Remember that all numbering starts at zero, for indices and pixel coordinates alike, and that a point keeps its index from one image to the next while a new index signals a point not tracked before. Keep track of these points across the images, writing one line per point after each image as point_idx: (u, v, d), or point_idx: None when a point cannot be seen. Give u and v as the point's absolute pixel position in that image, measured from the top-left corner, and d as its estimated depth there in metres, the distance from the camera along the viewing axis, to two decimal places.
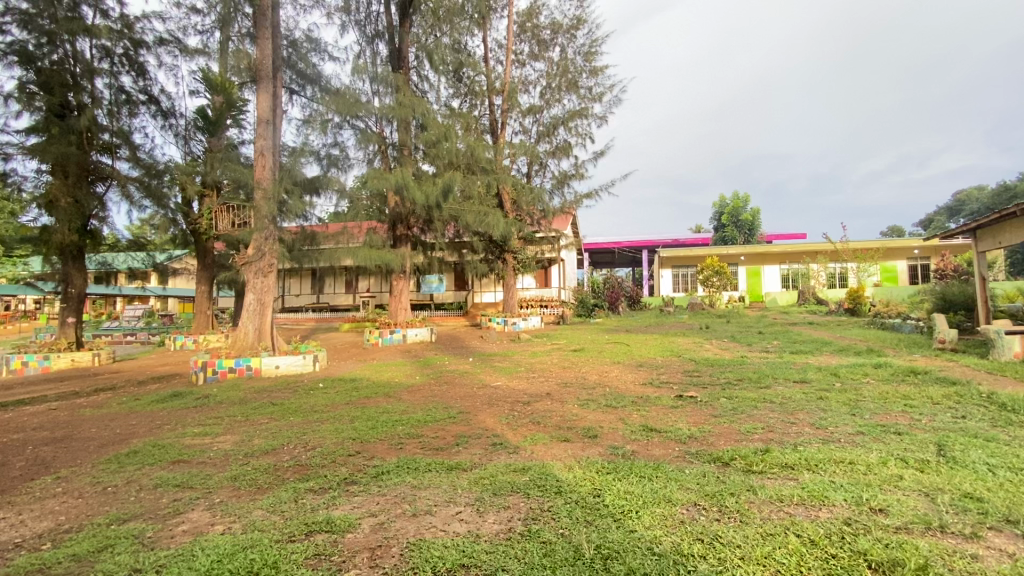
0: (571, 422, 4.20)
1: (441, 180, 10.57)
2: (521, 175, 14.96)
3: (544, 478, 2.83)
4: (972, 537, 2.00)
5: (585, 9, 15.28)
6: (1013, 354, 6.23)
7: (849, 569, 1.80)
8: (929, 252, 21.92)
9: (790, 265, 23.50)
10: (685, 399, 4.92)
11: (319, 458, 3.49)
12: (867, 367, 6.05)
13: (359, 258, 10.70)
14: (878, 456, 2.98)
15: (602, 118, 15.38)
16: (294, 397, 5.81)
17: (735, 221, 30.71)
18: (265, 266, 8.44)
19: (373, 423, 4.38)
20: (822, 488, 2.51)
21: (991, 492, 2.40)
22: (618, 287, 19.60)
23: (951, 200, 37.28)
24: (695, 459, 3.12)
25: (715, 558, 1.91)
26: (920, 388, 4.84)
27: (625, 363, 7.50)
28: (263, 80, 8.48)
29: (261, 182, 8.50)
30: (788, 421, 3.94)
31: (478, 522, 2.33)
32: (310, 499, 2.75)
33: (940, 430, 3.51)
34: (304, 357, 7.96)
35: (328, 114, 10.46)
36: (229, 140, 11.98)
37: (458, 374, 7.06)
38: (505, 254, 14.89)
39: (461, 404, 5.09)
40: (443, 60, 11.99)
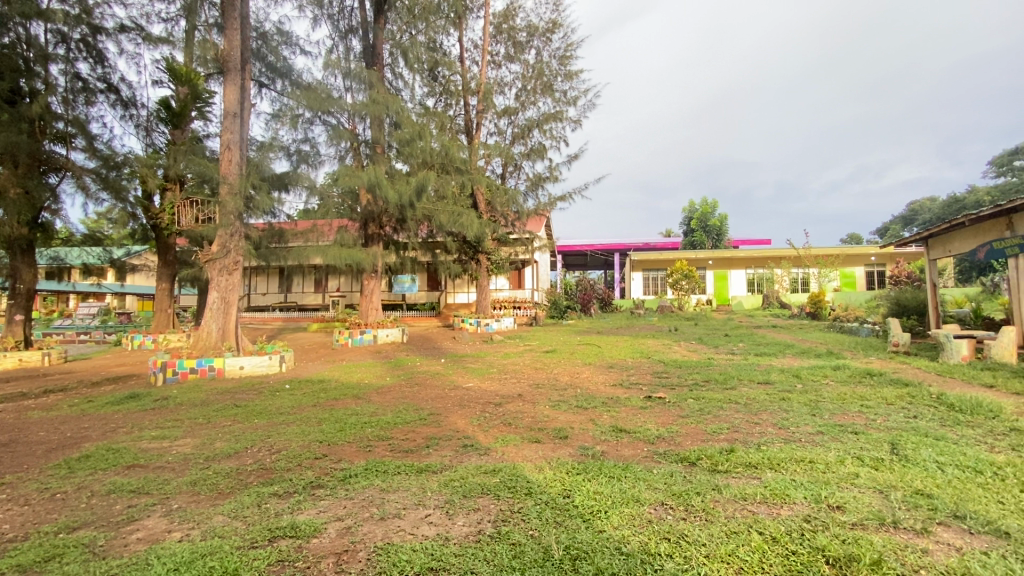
0: (543, 423, 4.22)
1: (414, 179, 10.46)
2: (496, 176, 14.99)
3: (514, 479, 2.83)
4: (923, 532, 2.08)
5: (561, 13, 15.44)
6: (960, 356, 6.56)
7: (807, 566, 1.85)
8: (885, 258, 22.92)
9: (756, 270, 24.20)
10: (654, 399, 5.02)
11: (284, 461, 3.39)
12: (826, 369, 6.32)
13: (329, 257, 10.49)
14: (835, 455, 3.09)
15: (577, 121, 15.53)
16: (259, 399, 5.67)
17: (704, 226, 31.48)
18: (230, 264, 8.18)
19: (341, 426, 4.29)
20: (784, 486, 2.58)
21: (940, 489, 2.52)
22: (591, 289, 19.80)
23: (906, 210, 39.11)
24: (662, 459, 3.17)
25: (681, 556, 1.94)
26: (875, 388, 5.07)
27: (597, 364, 7.61)
28: (230, 72, 8.21)
29: (227, 177, 8.24)
30: (752, 422, 4.05)
31: (447, 525, 2.31)
32: (273, 503, 2.67)
33: (893, 429, 3.66)
34: (270, 358, 7.76)
35: (298, 109, 10.24)
36: (194, 132, 11.59)
37: (430, 375, 7.00)
38: (478, 255, 14.83)
39: (432, 405, 5.06)
40: (418, 58, 11.88)
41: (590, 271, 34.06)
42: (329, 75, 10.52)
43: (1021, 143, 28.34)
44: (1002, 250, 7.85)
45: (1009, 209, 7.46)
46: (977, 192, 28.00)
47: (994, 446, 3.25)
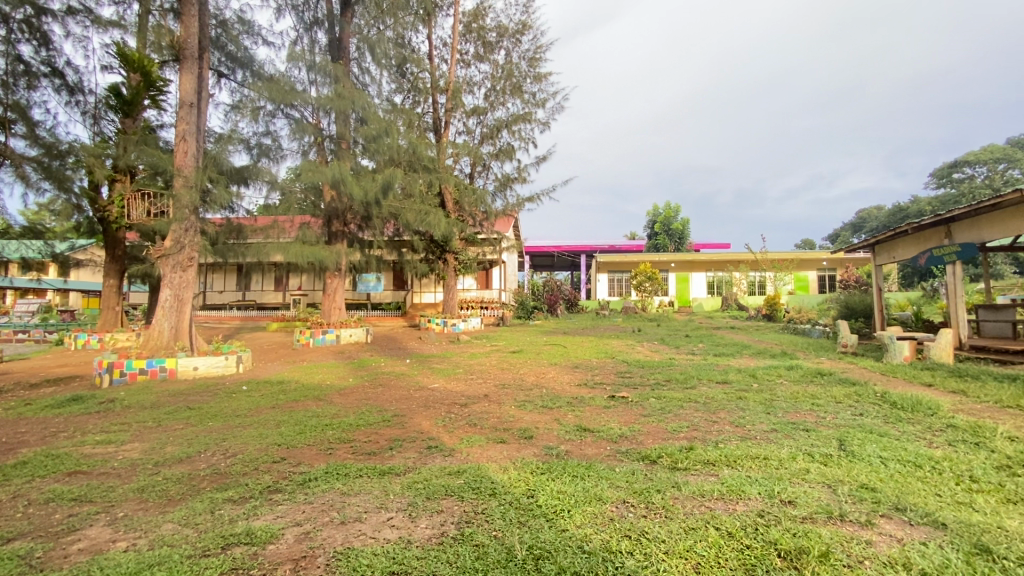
0: (508, 423, 4.22)
1: (381, 176, 10.31)
2: (464, 175, 14.94)
3: (478, 481, 2.81)
4: (867, 525, 2.19)
5: (530, 15, 15.55)
6: (903, 357, 6.93)
7: (761, 559, 1.92)
8: (836, 263, 24.04)
9: (716, 273, 24.97)
10: (617, 399, 5.09)
11: (240, 465, 3.28)
12: (780, 368, 6.58)
13: (290, 255, 10.15)
14: (788, 451, 3.22)
15: (545, 123, 15.65)
16: (214, 401, 5.43)
17: (667, 229, 32.26)
18: (184, 260, 7.83)
19: (301, 428, 4.17)
20: (740, 483, 2.67)
21: (883, 482, 2.66)
22: (557, 289, 19.97)
23: (856, 217, 41.14)
24: (625, 458, 3.22)
25: (641, 553, 1.97)
26: (826, 388, 5.30)
27: (562, 364, 7.68)
28: (187, 60, 7.87)
29: (182, 169, 7.88)
30: (711, 420, 4.16)
31: (410, 528, 2.28)
32: (228, 510, 2.57)
33: (841, 426, 3.84)
34: (227, 357, 7.48)
35: (260, 101, 9.95)
36: (146, 122, 11.07)
37: (395, 375, 6.89)
38: (446, 255, 14.71)
39: (396, 407, 4.98)
40: (386, 53, 11.70)
41: (557, 272, 34.41)
42: (293, 67, 10.25)
43: (959, 157, 30.25)
44: (941, 257, 8.33)
45: (948, 219, 7.94)
46: (919, 202, 29.79)
47: (932, 441, 3.45)
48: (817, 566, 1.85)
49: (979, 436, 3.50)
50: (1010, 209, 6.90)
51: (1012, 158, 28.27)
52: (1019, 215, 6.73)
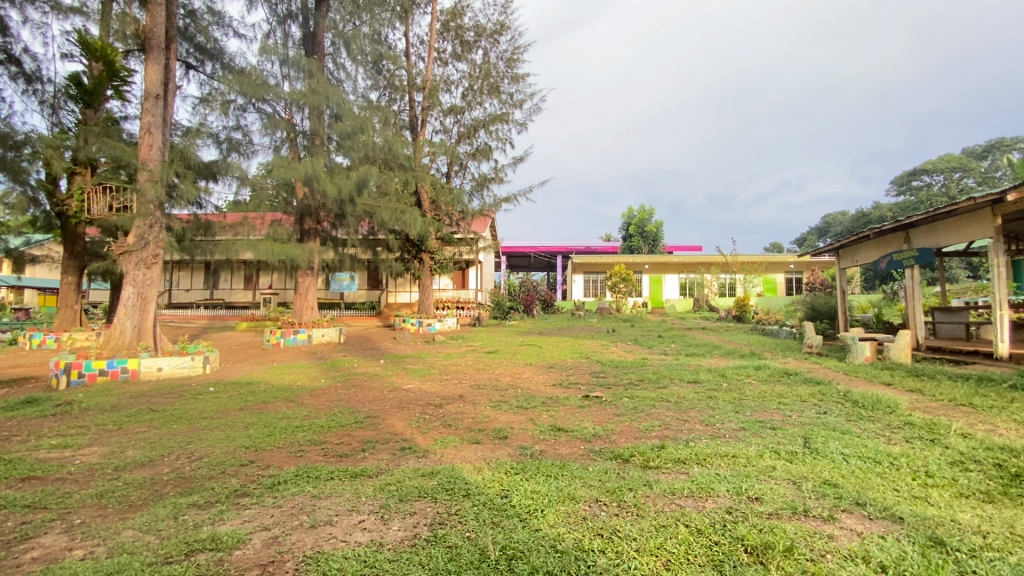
0: (482, 424, 4.20)
1: (355, 174, 10.16)
2: (441, 175, 14.87)
3: (452, 482, 2.80)
4: (829, 519, 2.27)
5: (508, 15, 15.56)
6: (864, 357, 7.20)
7: (728, 554, 1.97)
8: (802, 266, 24.79)
9: (688, 274, 25.45)
10: (591, 399, 5.14)
11: (206, 469, 3.18)
12: (749, 368, 6.75)
13: (259, 252, 9.91)
14: (756, 449, 3.30)
15: (522, 124, 15.69)
16: (179, 403, 5.26)
17: (642, 232, 32.71)
18: (148, 257, 7.58)
19: (270, 430, 4.07)
20: (709, 480, 2.73)
21: (845, 478, 2.75)
22: (533, 290, 20.04)
23: (822, 222, 42.47)
24: (598, 457, 3.26)
25: (613, 551, 2.00)
26: (792, 387, 5.43)
27: (537, 364, 7.72)
28: (153, 49, 7.60)
29: (147, 162, 7.62)
30: (682, 419, 4.23)
31: (381, 531, 2.25)
32: (192, 515, 2.49)
33: (807, 424, 3.96)
34: (193, 357, 7.27)
35: (230, 94, 9.71)
36: (109, 113, 10.64)
37: (368, 376, 6.80)
38: (422, 254, 14.61)
39: (370, 408, 4.92)
40: (362, 49, 11.55)
41: (533, 273, 34.52)
42: (265, 61, 10.05)
43: (918, 166, 31.55)
44: (900, 261, 8.67)
45: (907, 224, 8.27)
46: (880, 209, 30.95)
47: (890, 438, 3.60)
48: (782, 561, 1.90)
49: (934, 433, 3.66)
50: (965, 215, 7.22)
51: (967, 168, 29.60)
52: (972, 221, 7.05)
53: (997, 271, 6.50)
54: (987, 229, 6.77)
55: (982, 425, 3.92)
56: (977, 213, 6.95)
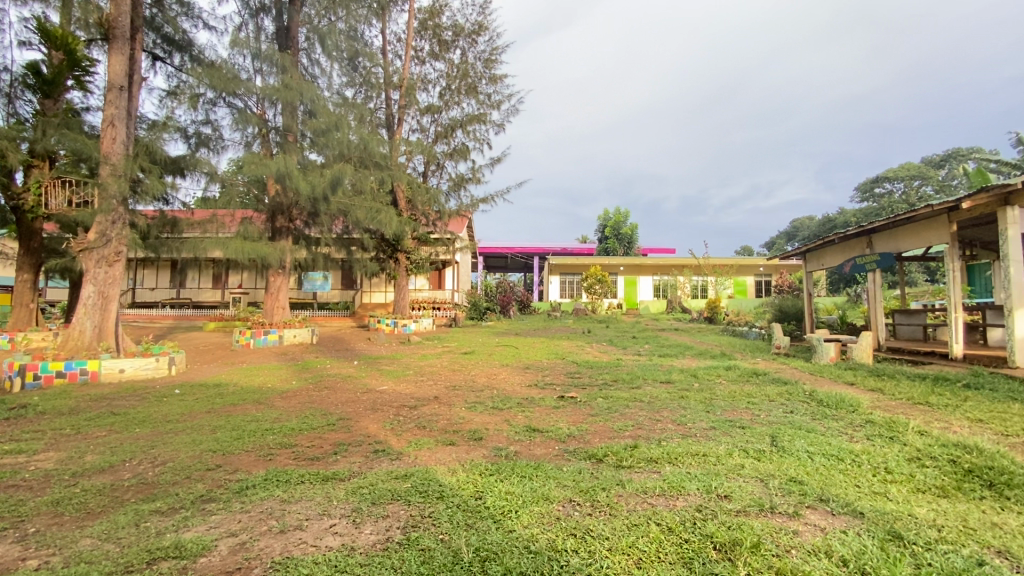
0: (457, 426, 4.19)
1: (329, 172, 9.97)
2: (417, 174, 14.76)
3: (426, 484, 2.78)
4: (795, 515, 2.33)
5: (486, 16, 15.57)
6: (829, 357, 7.44)
7: (697, 552, 2.01)
8: (771, 269, 25.48)
9: (662, 276, 25.86)
10: (566, 400, 5.17)
11: (169, 474, 3.08)
12: (720, 369, 6.89)
13: (228, 250, 9.63)
14: (726, 447, 3.37)
15: (499, 124, 15.72)
16: (142, 406, 5.09)
17: (617, 234, 33.05)
18: (110, 255, 7.29)
19: (238, 433, 3.97)
20: (680, 479, 2.78)
21: (809, 475, 2.85)
22: (509, 291, 20.06)
23: (790, 227, 43.74)
24: (573, 457, 3.28)
25: (585, 551, 2.02)
26: (760, 387, 5.56)
27: (513, 365, 7.73)
28: (116, 39, 7.33)
29: (109, 156, 7.34)
30: (655, 419, 4.29)
31: (353, 535, 2.22)
32: (155, 522, 2.41)
33: (775, 423, 4.07)
34: (158, 359, 7.02)
35: (199, 88, 9.45)
36: (70, 104, 10.22)
37: (341, 377, 6.68)
38: (397, 254, 14.48)
39: (342, 410, 4.83)
40: (338, 45, 11.38)
41: (509, 274, 34.52)
42: (236, 54, 9.83)
43: (881, 173, 32.79)
44: (863, 265, 9.01)
45: (870, 229, 8.58)
46: (845, 214, 32.06)
47: (853, 436, 3.72)
48: (748, 556, 1.95)
49: (893, 430, 3.81)
50: (923, 222, 7.53)
51: (925, 176, 30.88)
52: (930, 227, 7.36)
53: (952, 275, 6.79)
54: (943, 235, 7.07)
55: (937, 422, 4.10)
56: (934, 220, 7.25)
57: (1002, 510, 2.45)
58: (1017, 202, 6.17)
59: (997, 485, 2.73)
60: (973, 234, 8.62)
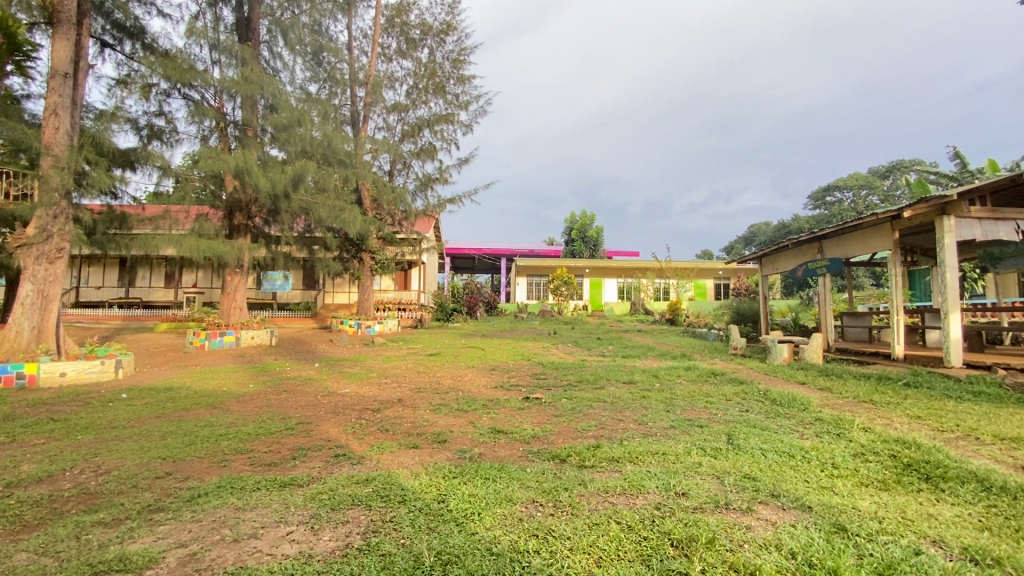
0: (421, 428, 4.14)
1: (291, 168, 9.68)
2: (383, 173, 14.57)
3: (388, 488, 2.73)
4: (747, 511, 2.42)
5: (455, 16, 15.51)
6: (782, 358, 7.75)
7: (655, 549, 2.06)
8: (730, 272, 26.36)
9: (626, 279, 26.36)
10: (531, 401, 5.19)
11: (114, 483, 2.93)
12: (680, 369, 7.06)
13: (182, 248, 9.24)
14: (684, 446, 3.46)
15: (467, 125, 15.70)
16: (85, 412, 4.80)
17: (583, 237, 33.49)
18: (51, 252, 6.90)
19: (190, 439, 3.81)
20: (640, 478, 2.83)
21: (762, 472, 2.96)
22: (476, 292, 20.03)
23: (748, 232, 45.41)
24: (536, 458, 3.30)
25: (547, 551, 2.03)
26: (718, 387, 5.74)
27: (479, 366, 7.71)
28: (61, 24, 6.94)
29: (52, 148, 6.93)
30: (617, 419, 4.38)
31: (312, 542, 2.17)
32: (97, 534, 2.28)
33: (730, 422, 4.21)
34: (103, 362, 6.65)
35: (152, 78, 9.04)
36: (7, 90, 9.55)
37: (301, 381, 6.49)
38: (362, 254, 14.24)
39: (302, 414, 4.70)
40: (301, 39, 11.09)
41: (477, 275, 34.40)
42: (192, 44, 9.45)
43: (832, 182, 34.45)
44: (814, 269, 9.44)
45: (820, 235, 9.00)
46: (799, 220, 33.50)
47: (803, 433, 3.90)
48: (704, 552, 2.02)
49: (840, 427, 4.01)
50: (869, 229, 7.95)
51: (872, 185, 32.65)
52: (874, 234, 7.79)
53: (894, 279, 7.20)
54: (887, 243, 7.48)
55: (881, 419, 4.33)
56: (879, 228, 7.67)
57: (937, 501, 2.62)
58: (952, 212, 6.59)
59: (932, 478, 2.91)
60: (914, 242, 9.16)
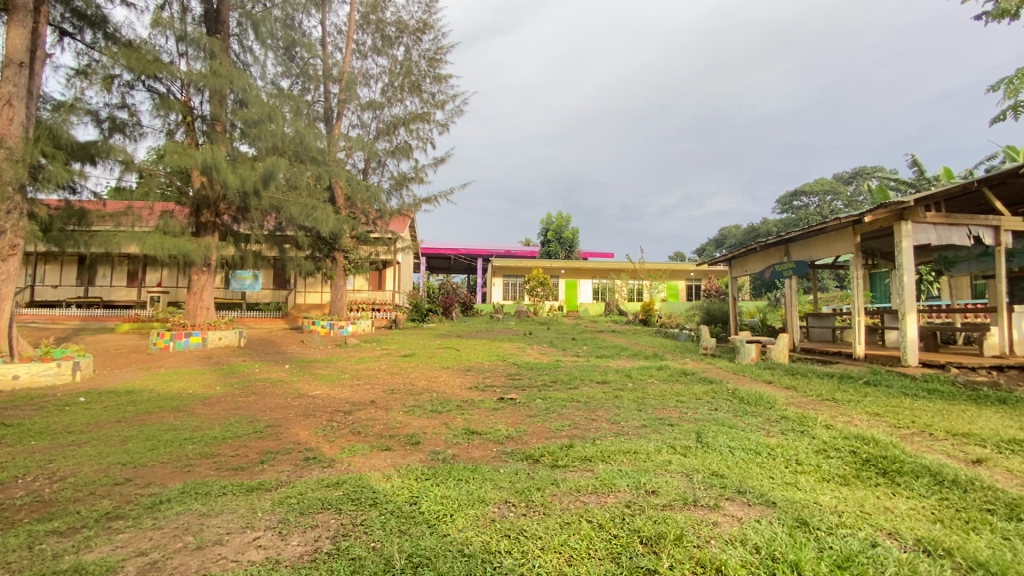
0: (394, 430, 4.10)
1: (261, 165, 9.43)
2: (357, 171, 14.38)
3: (359, 491, 2.70)
4: (715, 507, 2.48)
5: (432, 15, 15.41)
6: (750, 358, 7.95)
7: (625, 547, 2.08)
8: (701, 274, 26.90)
9: (601, 280, 26.63)
10: (506, 401, 5.20)
11: (70, 490, 2.81)
12: (653, 369, 7.17)
13: (146, 246, 8.91)
14: (655, 445, 3.53)
15: (443, 125, 15.61)
16: (37, 417, 4.58)
17: (559, 237, 33.69)
18: (4, 248, 6.61)
19: (152, 444, 3.68)
20: (611, 477, 2.86)
21: (730, 469, 3.03)
22: (452, 292, 19.94)
23: (719, 235, 46.45)
24: (509, 459, 3.31)
25: (518, 552, 2.04)
26: (689, 387, 5.85)
27: (454, 367, 7.66)
28: (16, 10, 6.64)
29: (5, 139, 6.60)
30: (590, 418, 4.43)
31: (278, 547, 2.13)
32: (52, 544, 2.19)
33: (699, 420, 4.30)
34: (58, 364, 6.38)
35: (114, 69, 8.71)
36: None
37: (270, 383, 6.34)
38: (335, 254, 13.98)
39: (271, 417, 4.59)
40: (272, 33, 10.82)
41: (453, 275, 34.20)
42: (158, 35, 9.15)
43: (799, 188, 35.54)
44: (781, 272, 9.73)
45: (787, 239, 9.27)
46: (767, 224, 34.43)
47: (769, 430, 4.01)
48: (672, 548, 2.06)
49: (804, 425, 4.14)
50: (833, 233, 8.23)
51: (836, 191, 33.79)
52: (838, 238, 8.07)
53: (856, 282, 7.46)
54: (850, 246, 7.76)
55: (841, 417, 4.49)
56: (842, 232, 7.94)
57: (894, 495, 2.73)
58: (910, 217, 6.86)
59: (889, 472, 3.04)
60: (875, 246, 9.53)
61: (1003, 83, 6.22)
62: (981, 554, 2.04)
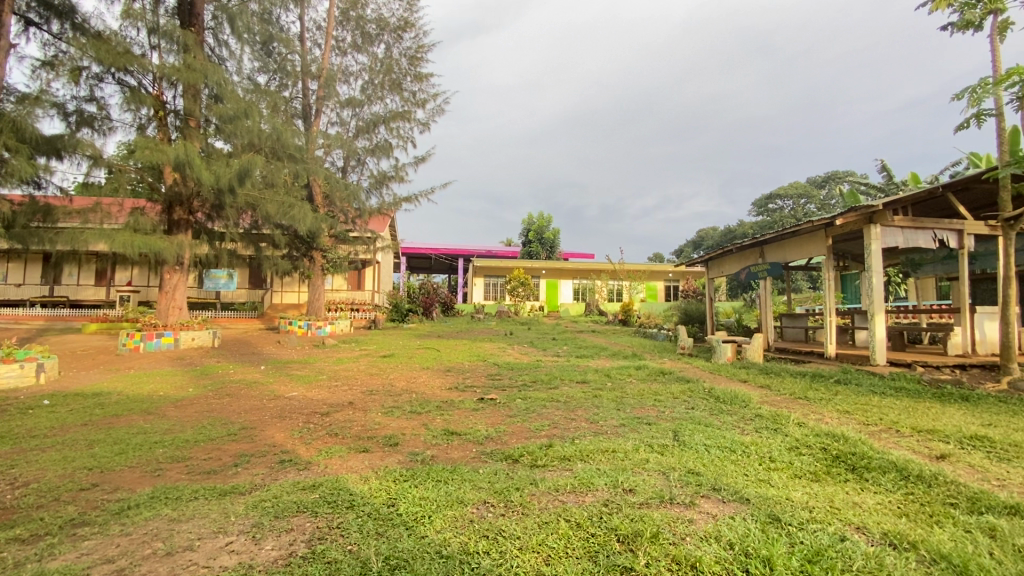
0: (372, 431, 4.06)
1: (237, 162, 9.21)
2: (336, 169, 14.19)
3: (335, 494, 2.66)
4: (690, 505, 2.52)
5: (413, 13, 15.31)
6: (726, 357, 8.10)
7: (603, 545, 2.10)
8: (680, 275, 27.29)
9: (582, 280, 26.81)
10: (485, 401, 5.20)
11: (32, 497, 2.71)
12: (632, 369, 7.25)
13: (114, 244, 8.63)
14: (632, 443, 3.57)
15: (424, 124, 15.52)
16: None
17: (540, 238, 33.79)
18: None
19: (121, 448, 3.57)
20: (590, 475, 2.88)
21: (705, 466, 3.09)
22: (432, 292, 19.83)
23: (697, 236, 47.20)
24: (489, 459, 3.30)
25: (496, 552, 2.04)
26: (667, 386, 5.93)
27: (434, 367, 7.62)
28: None
29: None
30: (569, 418, 4.45)
31: (252, 552, 2.08)
32: (13, 552, 2.11)
33: (677, 419, 4.36)
34: (21, 365, 6.14)
35: (82, 61, 8.42)
36: None
37: (246, 384, 6.22)
38: (312, 253, 13.75)
39: (245, 419, 4.50)
40: (249, 27, 10.58)
41: (434, 275, 34.01)
42: (128, 27, 8.90)
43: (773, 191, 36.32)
44: (757, 273, 9.91)
45: (762, 241, 9.45)
46: (744, 226, 35.09)
47: (744, 428, 4.09)
48: (648, 546, 2.08)
49: (777, 423, 4.23)
50: (806, 236, 8.43)
51: (809, 195, 34.62)
52: (811, 241, 8.26)
53: (828, 283, 7.64)
54: (822, 248, 7.95)
55: (813, 415, 4.61)
56: (815, 234, 8.13)
57: (861, 490, 2.82)
58: (879, 220, 7.06)
59: (858, 468, 3.12)
60: (845, 248, 9.79)
61: (966, 92, 6.44)
62: (943, 547, 2.11)
